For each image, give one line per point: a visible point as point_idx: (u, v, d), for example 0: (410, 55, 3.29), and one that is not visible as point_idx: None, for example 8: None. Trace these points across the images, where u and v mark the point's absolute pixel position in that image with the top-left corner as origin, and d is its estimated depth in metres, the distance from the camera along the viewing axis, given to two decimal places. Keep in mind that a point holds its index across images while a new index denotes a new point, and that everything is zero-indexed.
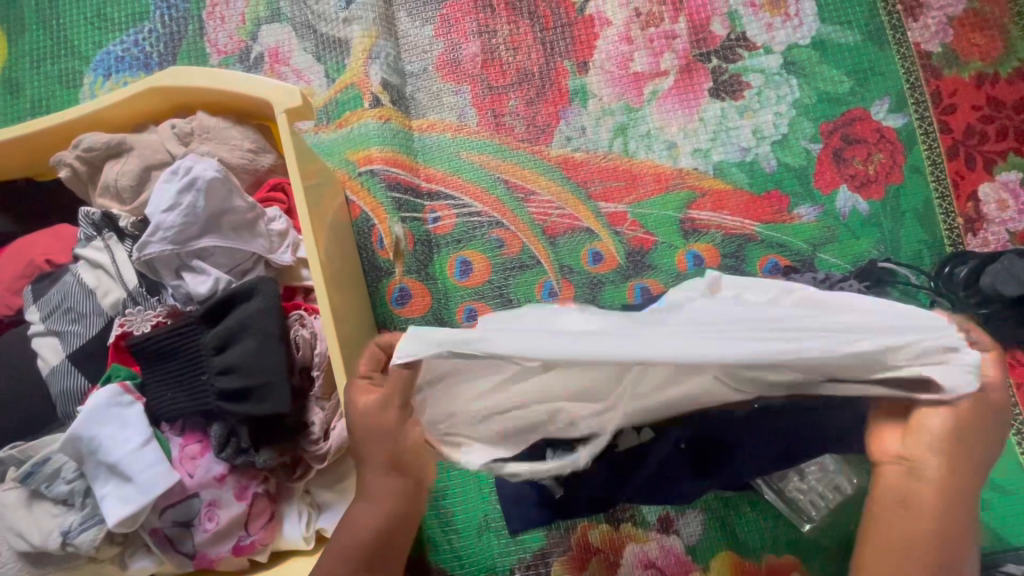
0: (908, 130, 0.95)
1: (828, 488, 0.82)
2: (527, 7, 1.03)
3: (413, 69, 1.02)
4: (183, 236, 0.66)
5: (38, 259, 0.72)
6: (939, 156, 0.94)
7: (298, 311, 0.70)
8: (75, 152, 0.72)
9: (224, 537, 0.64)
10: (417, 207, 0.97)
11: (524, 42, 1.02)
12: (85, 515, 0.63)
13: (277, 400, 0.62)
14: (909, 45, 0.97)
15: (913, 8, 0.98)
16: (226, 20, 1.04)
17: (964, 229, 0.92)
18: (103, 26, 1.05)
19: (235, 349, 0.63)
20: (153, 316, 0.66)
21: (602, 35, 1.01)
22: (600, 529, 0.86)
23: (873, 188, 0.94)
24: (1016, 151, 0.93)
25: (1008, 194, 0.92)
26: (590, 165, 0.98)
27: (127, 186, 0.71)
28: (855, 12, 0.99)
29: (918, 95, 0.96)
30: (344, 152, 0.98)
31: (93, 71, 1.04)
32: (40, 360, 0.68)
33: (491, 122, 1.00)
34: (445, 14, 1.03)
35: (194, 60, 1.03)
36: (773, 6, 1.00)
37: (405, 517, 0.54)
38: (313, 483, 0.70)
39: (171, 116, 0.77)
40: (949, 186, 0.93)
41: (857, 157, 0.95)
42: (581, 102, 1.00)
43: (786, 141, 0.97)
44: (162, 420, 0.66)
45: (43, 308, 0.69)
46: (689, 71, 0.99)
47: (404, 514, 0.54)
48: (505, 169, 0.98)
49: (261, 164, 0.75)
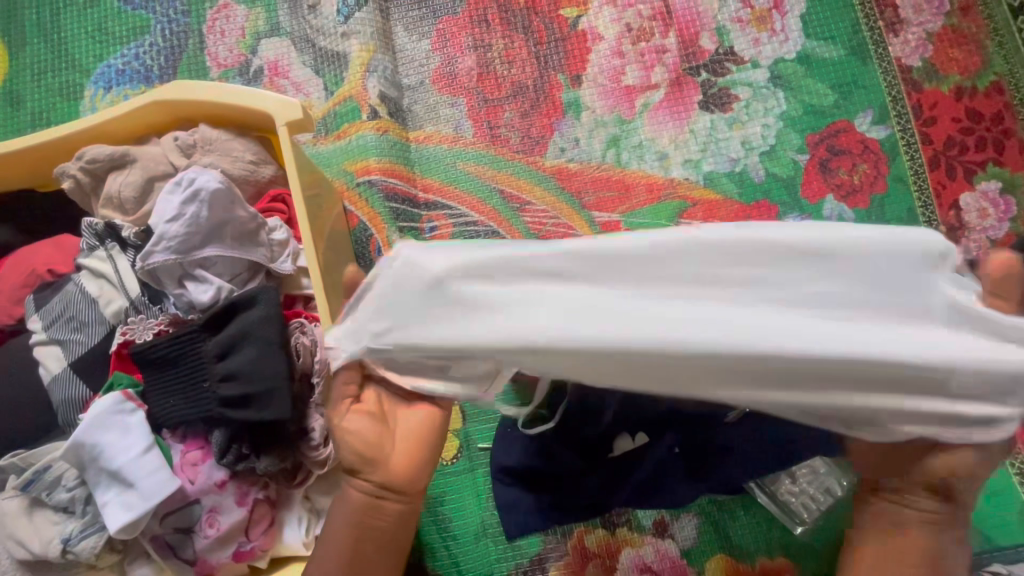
0: (891, 141, 0.98)
1: (821, 491, 0.84)
2: (522, 22, 1.05)
3: (411, 82, 1.05)
4: (187, 245, 0.67)
5: (41, 268, 0.73)
6: (921, 166, 0.97)
7: (299, 320, 0.71)
8: (79, 163, 0.73)
9: (225, 544, 0.65)
10: (414, 216, 0.99)
11: (519, 56, 1.04)
12: (85, 522, 0.64)
13: (278, 407, 0.63)
14: (891, 59, 1.01)
15: (894, 24, 1.02)
16: (226, 34, 1.06)
17: (947, 236, 0.95)
18: (104, 40, 1.07)
19: (238, 357, 0.64)
20: (155, 324, 0.67)
21: (595, 49, 1.04)
22: (596, 533, 0.87)
23: (859, 197, 0.97)
24: (995, 161, 0.97)
25: (988, 203, 0.95)
26: (584, 175, 1.00)
27: (130, 198, 0.73)
28: (839, 27, 1.02)
29: (900, 107, 0.99)
30: (342, 162, 1.00)
31: (94, 84, 1.05)
32: (43, 368, 0.69)
33: (487, 133, 1.02)
34: (442, 29, 1.06)
35: (194, 73, 1.05)
36: (760, 21, 1.03)
37: (369, 519, 0.52)
38: (312, 489, 0.71)
39: (174, 128, 0.78)
40: (932, 196, 0.96)
41: (842, 167, 0.98)
42: (574, 114, 1.02)
43: (773, 151, 0.99)
44: (163, 427, 0.66)
45: (46, 317, 0.70)
46: (680, 84, 1.02)
47: (367, 516, 0.52)
48: (500, 179, 1.01)
49: (263, 174, 0.76)
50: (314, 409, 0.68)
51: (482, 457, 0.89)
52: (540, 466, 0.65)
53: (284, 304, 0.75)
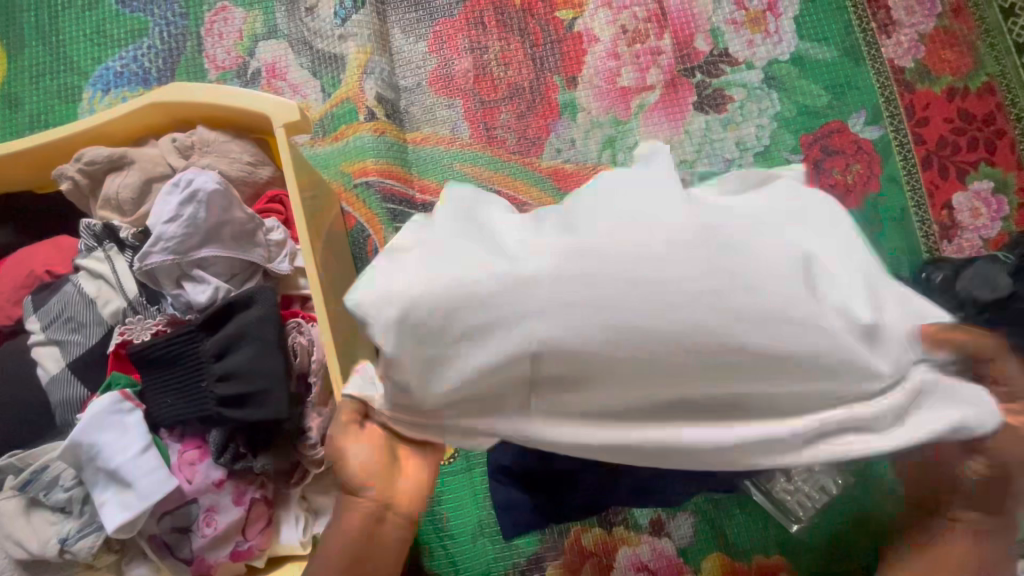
0: (884, 141, 0.99)
1: (815, 490, 0.80)
2: (518, 24, 1.06)
3: (408, 83, 1.05)
4: (185, 246, 0.67)
5: (39, 269, 0.73)
6: (914, 166, 0.98)
7: (296, 320, 0.71)
8: (77, 165, 0.73)
9: (222, 542, 0.65)
10: (411, 217, 0.99)
11: (515, 58, 1.05)
12: (83, 521, 0.64)
13: (276, 405, 0.64)
14: (883, 61, 1.02)
15: (886, 26, 1.03)
16: (224, 36, 1.07)
17: (939, 236, 0.96)
18: (102, 42, 1.07)
19: (235, 356, 0.64)
20: (153, 324, 0.68)
21: (590, 50, 1.05)
22: (593, 532, 0.87)
23: (852, 197, 0.97)
24: (987, 161, 0.97)
25: (980, 203, 0.96)
26: (580, 176, 1.01)
27: (128, 199, 0.73)
28: (832, 29, 1.03)
29: (893, 108, 1.00)
30: (340, 164, 1.01)
31: (93, 86, 1.06)
32: (41, 369, 0.69)
33: (484, 135, 1.03)
34: (439, 31, 1.06)
35: (192, 75, 1.06)
36: (754, 23, 1.04)
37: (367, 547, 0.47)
38: (309, 488, 0.72)
39: (172, 130, 0.79)
40: (925, 196, 0.97)
41: (836, 167, 0.99)
42: (570, 115, 1.03)
43: (768, 152, 1.00)
44: (161, 427, 0.67)
45: (44, 318, 0.70)
46: (675, 86, 1.03)
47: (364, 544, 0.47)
48: (497, 180, 1.01)
49: (260, 176, 0.77)
50: (312, 408, 0.69)
51: (480, 456, 0.90)
52: (537, 464, 0.66)
53: (282, 304, 0.76)
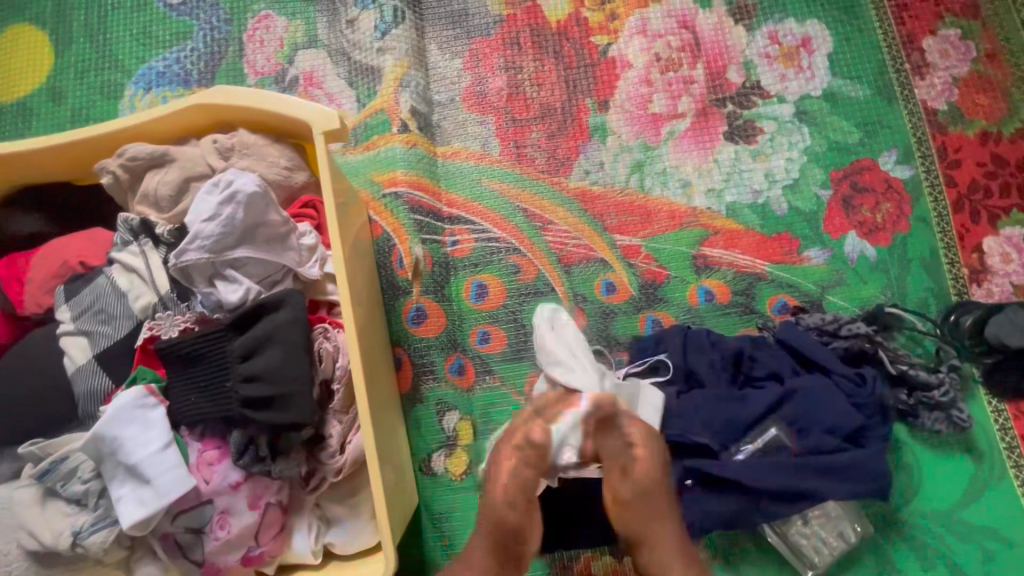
0: (915, 181, 0.99)
1: (833, 535, 0.82)
2: (554, 46, 1.08)
3: (441, 98, 1.07)
4: (220, 245, 0.68)
5: (73, 260, 0.74)
6: (945, 208, 0.97)
7: (322, 324, 0.72)
8: (120, 160, 0.75)
9: (234, 546, 0.65)
10: (437, 229, 1.00)
11: (549, 79, 1.07)
12: (97, 515, 0.63)
13: (299, 409, 0.64)
14: (917, 102, 1.02)
15: (920, 67, 1.03)
16: (265, 43, 1.09)
17: (969, 279, 0.95)
18: (148, 42, 1.10)
19: (262, 358, 0.64)
20: (182, 321, 0.68)
21: (624, 76, 1.06)
22: (603, 560, 0.85)
23: (881, 235, 0.97)
24: (1019, 207, 0.97)
25: (1011, 248, 0.95)
26: (607, 199, 1.01)
27: (167, 196, 0.75)
28: (866, 67, 1.04)
29: (924, 149, 1.00)
30: (370, 173, 1.02)
31: (135, 84, 1.08)
32: (68, 358, 0.70)
33: (514, 152, 1.04)
34: (475, 49, 1.08)
35: (232, 79, 1.08)
36: (787, 57, 1.05)
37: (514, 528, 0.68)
38: (323, 496, 0.71)
39: (211, 131, 0.80)
40: (955, 238, 0.96)
41: (866, 205, 0.99)
42: (600, 138, 1.04)
43: (797, 185, 1.00)
44: (182, 425, 0.66)
45: (75, 308, 0.71)
46: (706, 115, 1.04)
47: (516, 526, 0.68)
48: (524, 197, 1.02)
49: (296, 180, 0.78)
50: (333, 415, 0.69)
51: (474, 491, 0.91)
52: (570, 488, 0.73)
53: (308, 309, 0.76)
